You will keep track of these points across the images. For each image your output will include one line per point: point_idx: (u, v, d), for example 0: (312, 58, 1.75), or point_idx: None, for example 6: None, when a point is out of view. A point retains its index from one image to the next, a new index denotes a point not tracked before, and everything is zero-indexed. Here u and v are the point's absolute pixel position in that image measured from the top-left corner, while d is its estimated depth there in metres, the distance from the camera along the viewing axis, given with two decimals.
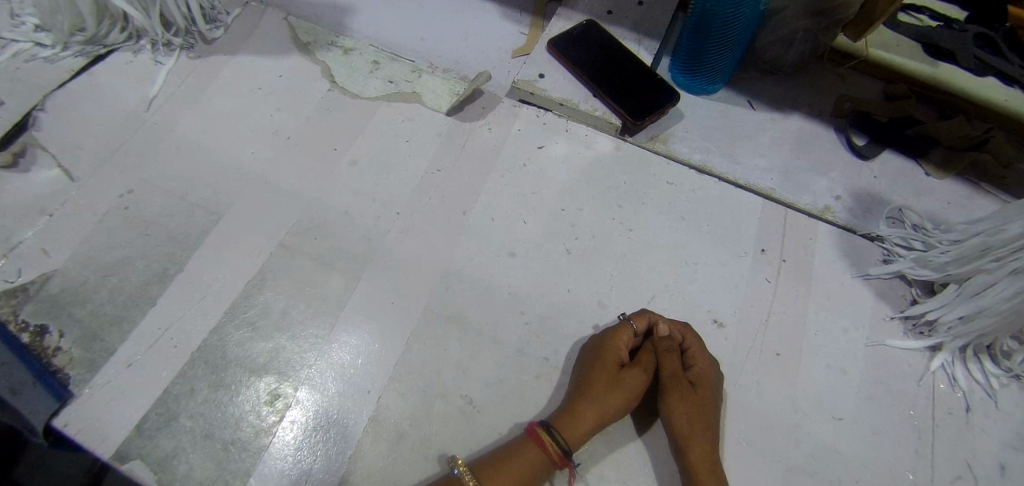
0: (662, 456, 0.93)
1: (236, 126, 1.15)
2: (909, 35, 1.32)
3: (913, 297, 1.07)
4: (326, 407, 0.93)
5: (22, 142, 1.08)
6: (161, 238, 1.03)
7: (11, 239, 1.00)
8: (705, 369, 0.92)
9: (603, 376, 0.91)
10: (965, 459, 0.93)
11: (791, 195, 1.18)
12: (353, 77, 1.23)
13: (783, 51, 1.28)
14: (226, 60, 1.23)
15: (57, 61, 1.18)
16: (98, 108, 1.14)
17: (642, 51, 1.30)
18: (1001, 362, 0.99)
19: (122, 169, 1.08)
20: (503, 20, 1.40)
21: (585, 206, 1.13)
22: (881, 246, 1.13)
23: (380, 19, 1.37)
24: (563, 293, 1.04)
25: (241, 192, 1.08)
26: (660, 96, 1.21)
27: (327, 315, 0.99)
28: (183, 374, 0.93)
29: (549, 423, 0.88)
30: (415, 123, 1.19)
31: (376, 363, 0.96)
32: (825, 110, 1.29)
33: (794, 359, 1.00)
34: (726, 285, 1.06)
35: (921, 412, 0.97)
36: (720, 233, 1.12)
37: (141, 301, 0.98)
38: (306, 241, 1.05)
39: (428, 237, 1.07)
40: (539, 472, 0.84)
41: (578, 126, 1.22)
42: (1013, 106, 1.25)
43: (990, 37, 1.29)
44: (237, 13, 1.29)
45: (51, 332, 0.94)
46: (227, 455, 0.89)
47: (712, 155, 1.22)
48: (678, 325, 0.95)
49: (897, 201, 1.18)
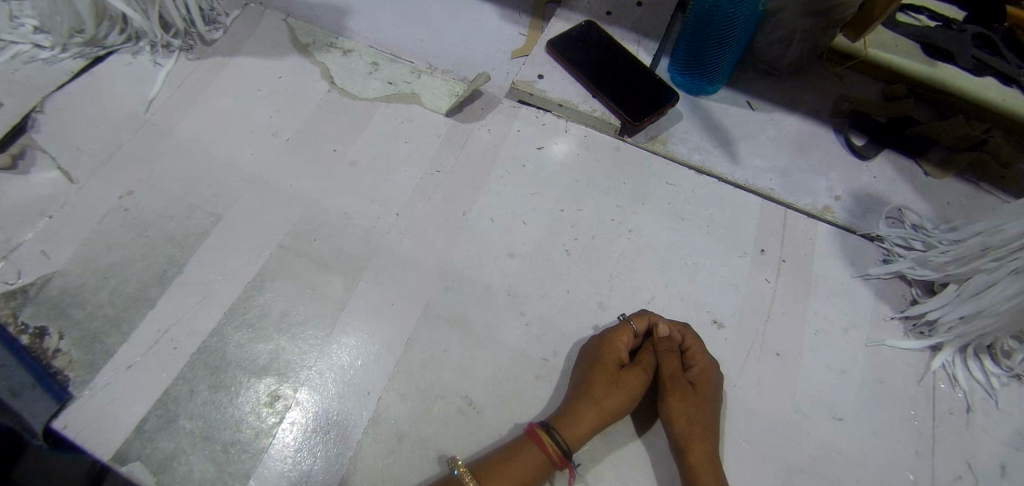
0: (662, 457, 0.93)
1: (236, 127, 1.15)
2: (908, 35, 1.32)
3: (912, 297, 1.07)
4: (326, 408, 0.93)
5: (22, 143, 1.09)
6: (160, 239, 1.03)
7: (11, 240, 1.00)
8: (706, 370, 0.92)
9: (602, 377, 0.91)
10: (965, 459, 0.93)
11: (791, 195, 1.18)
12: (353, 78, 1.23)
13: (782, 51, 1.28)
14: (226, 62, 1.23)
15: (56, 62, 1.18)
16: (97, 110, 1.14)
17: (642, 51, 1.30)
18: (1001, 362, 1.00)
19: (121, 170, 1.08)
20: (502, 21, 1.40)
21: (585, 207, 1.13)
22: (880, 246, 1.13)
23: (380, 20, 1.37)
24: (563, 293, 1.04)
25: (240, 194, 1.08)
26: (660, 96, 1.21)
27: (327, 316, 0.99)
28: (182, 376, 0.93)
29: (549, 423, 0.88)
30: (415, 124, 1.19)
31: (376, 364, 0.96)
32: (825, 111, 1.29)
33: (794, 359, 1.00)
34: (726, 286, 1.06)
35: (921, 412, 0.97)
36: (720, 234, 1.12)
37: (141, 302, 0.98)
38: (306, 242, 1.05)
39: (428, 238, 1.07)
40: (539, 473, 0.84)
41: (578, 127, 1.22)
42: (1013, 106, 1.25)
43: (989, 37, 1.29)
44: (237, 14, 1.29)
45: (51, 335, 0.94)
46: (227, 457, 0.88)
47: (712, 156, 1.22)
48: (677, 325, 0.95)
49: (896, 200, 1.18)
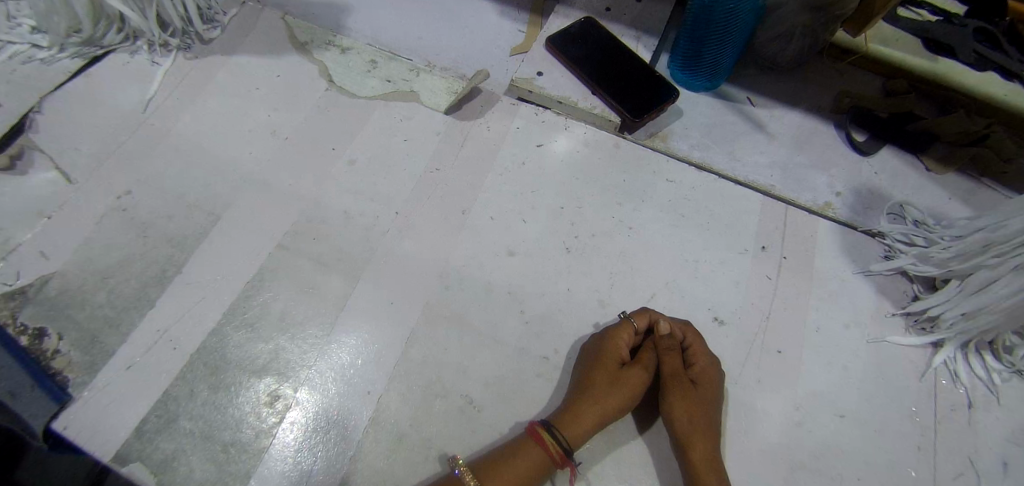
0: (663, 455, 0.92)
1: (234, 126, 1.15)
2: (908, 31, 1.32)
3: (913, 293, 1.07)
4: (326, 407, 0.92)
5: (20, 143, 1.08)
6: (159, 239, 1.03)
7: (10, 241, 1.00)
8: (706, 368, 0.92)
9: (603, 375, 0.90)
10: (967, 456, 0.93)
11: (792, 192, 1.18)
12: (352, 76, 1.23)
13: (782, 47, 1.28)
14: (224, 61, 1.22)
15: (53, 62, 1.17)
16: (96, 110, 1.14)
17: (642, 49, 1.29)
18: (1003, 358, 0.99)
19: (120, 171, 1.08)
20: (501, 19, 1.40)
21: (585, 205, 1.12)
22: (881, 242, 1.12)
23: (379, 18, 1.36)
24: (563, 292, 1.04)
25: (239, 193, 1.08)
26: (660, 93, 1.20)
27: (327, 315, 0.99)
28: (182, 376, 0.93)
29: (549, 422, 0.87)
30: (413, 123, 1.18)
31: (376, 363, 0.95)
32: (826, 106, 1.29)
33: (795, 357, 1.00)
34: (727, 284, 1.06)
35: (923, 409, 0.97)
36: (721, 230, 1.11)
37: (140, 303, 0.97)
38: (306, 240, 1.05)
39: (427, 237, 1.06)
40: (539, 472, 0.84)
41: (577, 125, 1.21)
42: (1014, 101, 1.25)
43: (990, 31, 1.28)
44: (235, 12, 1.29)
45: (50, 336, 0.94)
46: (227, 457, 0.88)
47: (712, 153, 1.22)
48: (678, 324, 0.95)
49: (897, 196, 1.18)
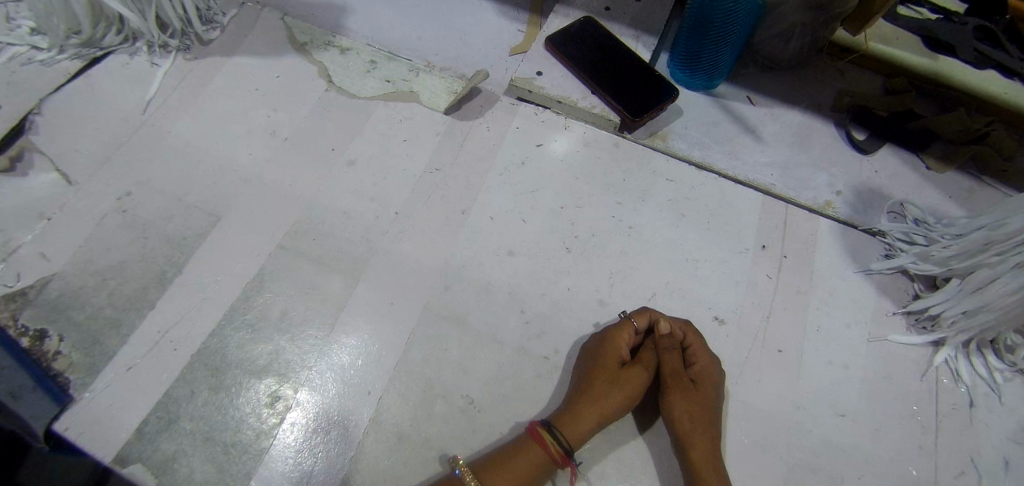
0: (663, 454, 0.92)
1: (234, 127, 1.15)
2: (908, 29, 1.31)
3: (914, 292, 1.07)
4: (326, 408, 0.92)
5: (21, 145, 1.08)
6: (159, 240, 1.03)
7: (10, 242, 1.00)
8: (706, 368, 0.92)
9: (603, 375, 0.90)
10: (968, 454, 0.93)
11: (792, 190, 1.17)
12: (352, 77, 1.23)
13: (782, 45, 1.27)
14: (223, 61, 1.22)
15: (52, 64, 1.17)
16: (95, 111, 1.14)
17: (641, 48, 1.29)
18: (1003, 356, 0.99)
19: (119, 172, 1.08)
20: (500, 18, 1.40)
21: (585, 204, 1.12)
22: (882, 241, 1.12)
23: (378, 18, 1.36)
24: (562, 291, 1.04)
25: (239, 194, 1.08)
26: (660, 92, 1.20)
27: (327, 316, 0.99)
28: (183, 377, 0.93)
29: (549, 422, 0.87)
30: (413, 123, 1.18)
31: (376, 363, 0.95)
32: (826, 105, 1.29)
33: (795, 356, 1.00)
34: (727, 283, 1.06)
35: (924, 408, 0.97)
36: (721, 229, 1.11)
37: (140, 304, 0.97)
38: (306, 241, 1.05)
39: (427, 237, 1.06)
40: (540, 472, 0.84)
41: (577, 124, 1.21)
42: (1014, 100, 1.25)
43: (989, 29, 1.27)
44: (234, 13, 1.29)
45: (51, 337, 0.94)
46: (227, 458, 0.88)
47: (712, 152, 1.21)
48: (678, 323, 0.94)
49: (897, 194, 1.18)
